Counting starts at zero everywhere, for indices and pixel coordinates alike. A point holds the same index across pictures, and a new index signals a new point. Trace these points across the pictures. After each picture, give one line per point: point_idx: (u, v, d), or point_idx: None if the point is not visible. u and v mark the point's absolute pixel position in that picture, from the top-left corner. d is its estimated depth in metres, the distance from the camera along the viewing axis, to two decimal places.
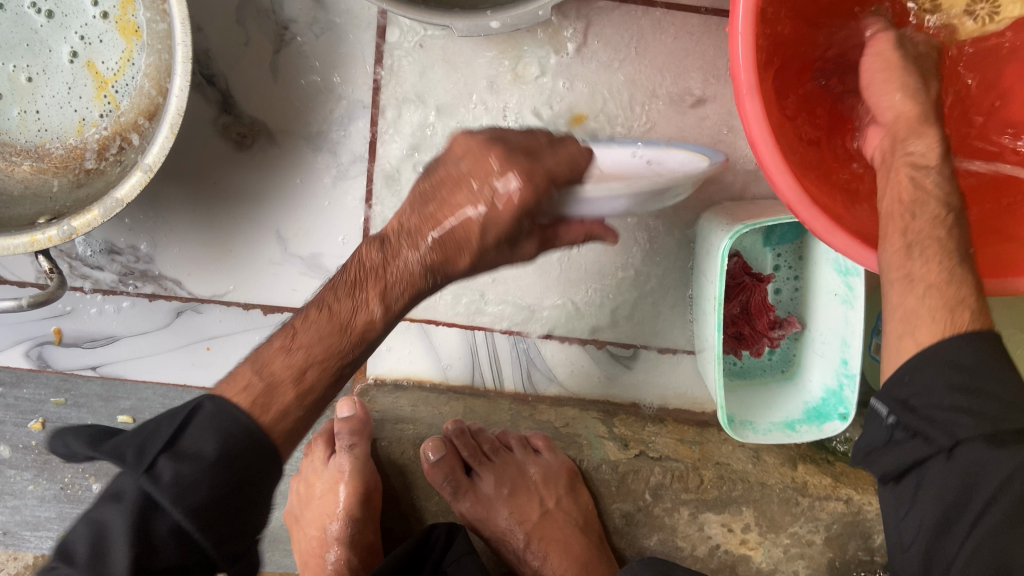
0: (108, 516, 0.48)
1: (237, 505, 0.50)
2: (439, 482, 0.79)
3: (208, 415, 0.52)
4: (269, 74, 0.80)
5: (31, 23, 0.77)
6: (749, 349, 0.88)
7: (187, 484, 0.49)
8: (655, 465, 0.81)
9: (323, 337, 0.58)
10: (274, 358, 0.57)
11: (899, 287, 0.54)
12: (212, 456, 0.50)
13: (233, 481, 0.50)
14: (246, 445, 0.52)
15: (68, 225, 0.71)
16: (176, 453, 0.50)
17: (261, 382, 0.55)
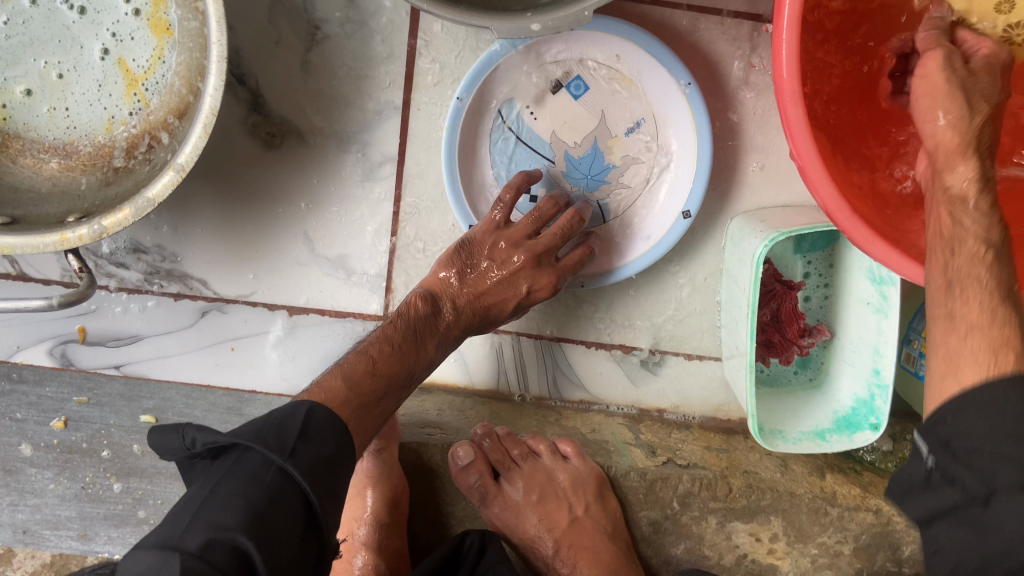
0: (255, 492, 0.51)
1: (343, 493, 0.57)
2: (468, 486, 0.78)
3: (319, 410, 0.58)
4: (301, 73, 0.80)
5: (64, 19, 0.76)
6: (778, 356, 0.87)
7: (321, 469, 0.54)
8: (683, 474, 0.81)
9: (392, 374, 0.67)
10: (364, 379, 0.65)
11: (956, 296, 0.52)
12: (333, 448, 0.56)
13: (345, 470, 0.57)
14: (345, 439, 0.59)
15: (99, 224, 0.70)
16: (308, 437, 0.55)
17: (355, 397, 0.62)
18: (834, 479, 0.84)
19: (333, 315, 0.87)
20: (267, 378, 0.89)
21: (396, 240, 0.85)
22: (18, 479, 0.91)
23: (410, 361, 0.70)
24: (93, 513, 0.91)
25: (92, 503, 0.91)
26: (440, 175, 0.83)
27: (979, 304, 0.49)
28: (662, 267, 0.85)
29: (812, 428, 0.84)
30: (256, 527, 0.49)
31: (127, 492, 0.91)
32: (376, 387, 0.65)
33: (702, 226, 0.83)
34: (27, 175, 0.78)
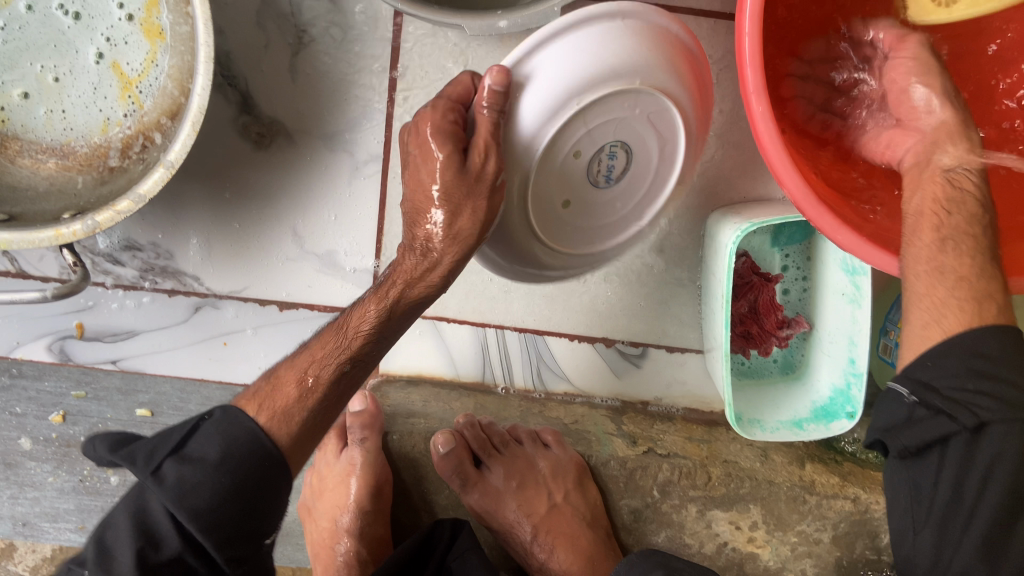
0: (147, 503, 0.54)
1: (240, 508, 0.54)
2: (448, 474, 0.80)
3: (215, 423, 0.57)
4: (289, 75, 0.83)
5: (59, 25, 0.79)
6: (758, 348, 0.88)
7: (188, 486, 0.53)
8: (662, 462, 0.83)
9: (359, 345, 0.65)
10: (286, 373, 0.63)
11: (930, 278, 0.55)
12: (215, 458, 0.54)
13: (232, 484, 0.54)
14: (249, 450, 0.56)
15: (92, 219, 0.73)
16: (182, 457, 0.54)
17: (264, 390, 0.62)
18: (813, 467, 0.85)
19: (322, 310, 0.89)
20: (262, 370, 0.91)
21: (382, 236, 0.87)
22: (18, 473, 0.94)
23: (378, 329, 0.65)
24: (91, 505, 0.94)
25: (90, 496, 0.94)
26: None
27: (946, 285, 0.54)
28: (644, 260, 0.86)
29: (790, 417, 0.85)
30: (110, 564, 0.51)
31: (125, 485, 0.94)
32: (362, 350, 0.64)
33: (681, 220, 0.85)
34: (25, 175, 0.81)
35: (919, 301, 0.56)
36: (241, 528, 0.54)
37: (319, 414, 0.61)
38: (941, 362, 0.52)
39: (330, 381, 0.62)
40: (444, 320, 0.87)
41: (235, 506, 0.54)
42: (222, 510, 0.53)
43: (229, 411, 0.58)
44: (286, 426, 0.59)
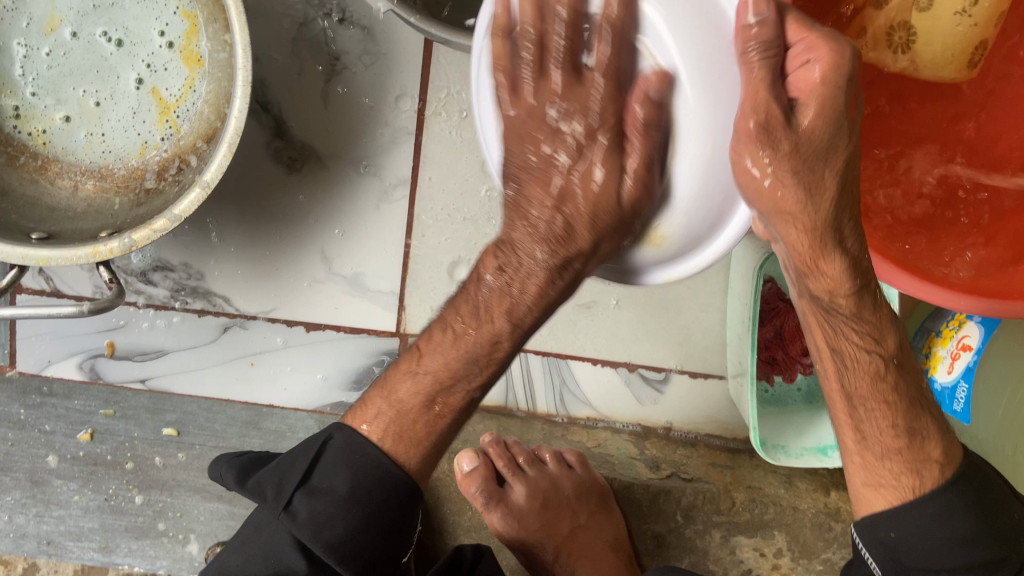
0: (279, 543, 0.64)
1: (375, 534, 0.61)
2: (472, 493, 0.81)
3: (337, 448, 0.61)
4: (321, 101, 0.85)
5: (102, 51, 0.83)
6: (783, 374, 0.88)
7: (322, 520, 0.60)
8: (687, 487, 0.87)
9: (445, 363, 0.60)
10: (403, 381, 0.62)
11: (852, 433, 0.62)
12: (344, 492, 0.60)
13: (364, 515, 0.60)
14: (372, 478, 0.60)
15: (129, 237, 0.75)
16: (311, 489, 0.61)
17: (391, 411, 0.61)
18: (839, 495, 0.87)
19: (348, 331, 0.91)
20: (287, 392, 0.93)
21: (407, 262, 0.89)
22: (43, 491, 0.94)
23: (450, 371, 0.60)
24: (115, 525, 0.95)
25: (114, 515, 0.95)
26: (450, 198, 0.87)
27: (876, 450, 0.61)
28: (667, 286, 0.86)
29: (815, 443, 0.84)
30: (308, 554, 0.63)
31: (149, 504, 0.95)
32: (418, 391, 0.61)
33: None
34: (64, 196, 0.83)
35: (871, 464, 0.61)
36: (373, 550, 0.61)
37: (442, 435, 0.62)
38: (899, 519, 0.59)
39: (458, 409, 0.62)
40: None
41: (368, 532, 0.60)
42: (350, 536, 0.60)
43: (347, 435, 0.61)
44: (400, 444, 0.61)
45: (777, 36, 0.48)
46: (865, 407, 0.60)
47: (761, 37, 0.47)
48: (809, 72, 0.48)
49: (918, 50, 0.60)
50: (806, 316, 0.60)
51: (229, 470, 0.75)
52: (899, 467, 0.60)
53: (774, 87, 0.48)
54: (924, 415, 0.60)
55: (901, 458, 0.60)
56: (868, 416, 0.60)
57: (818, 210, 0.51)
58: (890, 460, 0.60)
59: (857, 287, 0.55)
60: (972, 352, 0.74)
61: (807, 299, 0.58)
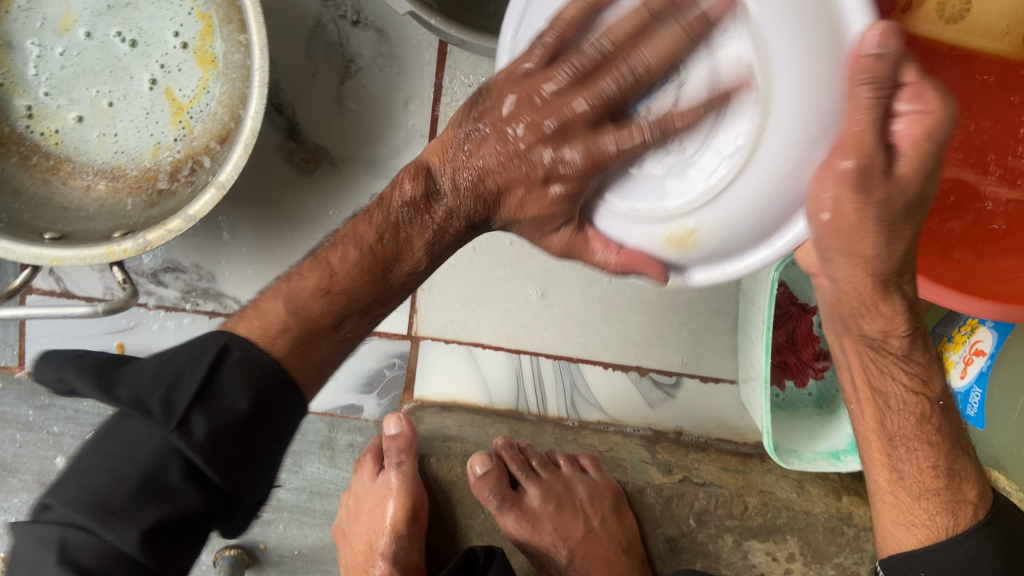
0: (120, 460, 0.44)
1: (250, 458, 0.45)
2: (486, 496, 0.81)
3: (236, 360, 0.46)
4: (335, 103, 0.85)
5: (116, 51, 0.82)
6: (794, 379, 0.88)
7: (221, 443, 0.44)
8: (699, 491, 0.85)
9: (356, 275, 0.52)
10: (305, 294, 0.52)
11: (890, 481, 0.61)
12: (244, 410, 0.45)
13: (249, 440, 0.45)
14: (271, 392, 0.46)
15: (143, 238, 0.75)
16: (208, 405, 0.44)
17: (296, 324, 0.50)
18: (851, 501, 0.86)
19: None
20: None
21: None
22: None
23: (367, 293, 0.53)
24: None
25: None
26: None
27: (913, 494, 0.60)
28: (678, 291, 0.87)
29: (827, 449, 0.83)
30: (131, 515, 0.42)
31: None
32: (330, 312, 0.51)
33: None
34: (75, 196, 0.83)
35: (902, 500, 0.61)
36: (246, 476, 0.45)
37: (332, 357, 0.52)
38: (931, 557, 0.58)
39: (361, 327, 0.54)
40: (479, 345, 0.89)
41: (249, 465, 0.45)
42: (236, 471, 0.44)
43: (241, 345, 0.46)
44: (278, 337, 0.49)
45: (892, 72, 0.37)
46: (902, 447, 0.59)
47: (871, 69, 0.37)
48: (912, 120, 0.38)
49: (971, 19, 0.58)
50: (850, 354, 0.58)
51: (47, 366, 0.47)
52: (936, 509, 0.59)
53: (879, 129, 0.38)
54: (960, 457, 0.60)
55: (935, 498, 0.59)
56: (911, 457, 0.59)
57: (890, 257, 0.44)
58: (927, 501, 0.59)
59: (911, 329, 0.53)
60: (986, 356, 0.74)
61: (855, 337, 0.55)
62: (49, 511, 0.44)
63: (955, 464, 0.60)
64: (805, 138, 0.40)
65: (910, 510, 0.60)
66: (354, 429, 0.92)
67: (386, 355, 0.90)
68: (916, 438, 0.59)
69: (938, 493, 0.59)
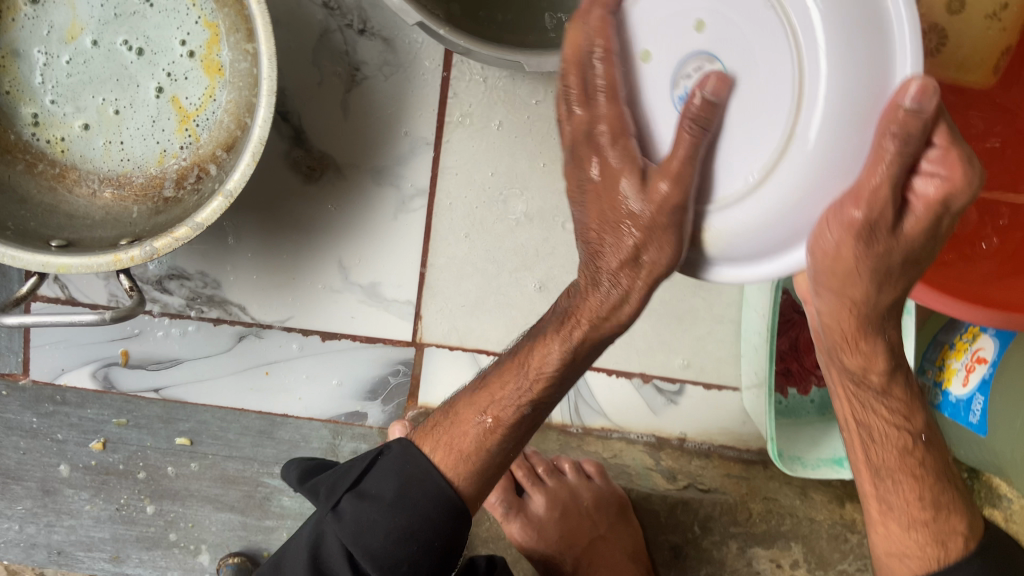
0: (320, 533, 0.63)
1: (414, 547, 0.60)
2: (493, 502, 0.82)
3: (391, 459, 0.63)
4: (341, 111, 0.85)
5: (122, 59, 0.83)
6: (797, 386, 0.88)
7: (365, 524, 0.60)
8: (703, 497, 0.87)
9: (511, 388, 0.60)
10: (467, 412, 0.62)
11: (881, 511, 0.65)
12: (390, 497, 0.61)
13: (405, 523, 0.60)
14: (423, 491, 0.61)
15: (151, 246, 0.75)
16: (359, 493, 0.62)
17: (450, 441, 0.62)
18: (853, 506, 0.87)
19: (364, 341, 0.90)
20: (302, 402, 0.92)
21: (425, 269, 0.89)
22: (55, 500, 0.94)
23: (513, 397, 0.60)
24: (128, 535, 0.95)
25: (126, 526, 0.94)
26: (468, 207, 0.87)
27: (903, 523, 0.64)
28: (684, 297, 0.87)
29: (830, 455, 0.85)
30: None
31: (161, 514, 0.95)
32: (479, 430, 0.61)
33: None
34: (82, 204, 0.83)
35: (895, 533, 0.65)
36: (410, 560, 0.60)
37: (494, 453, 0.61)
38: None
39: (510, 428, 0.61)
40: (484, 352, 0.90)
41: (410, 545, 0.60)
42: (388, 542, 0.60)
43: (403, 445, 0.63)
44: (451, 459, 0.61)
45: (923, 129, 0.41)
46: (892, 476, 0.64)
47: (904, 125, 0.40)
48: (929, 186, 0.43)
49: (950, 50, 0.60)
50: (836, 388, 0.63)
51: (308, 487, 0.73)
52: (925, 539, 0.63)
53: (897, 184, 0.43)
54: (948, 496, 0.63)
55: (923, 528, 0.63)
56: (897, 489, 0.64)
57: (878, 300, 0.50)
58: (917, 531, 0.63)
59: (891, 366, 0.58)
60: (988, 364, 0.76)
61: (839, 369, 0.60)
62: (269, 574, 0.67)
63: (946, 495, 0.63)
64: (830, 166, 0.44)
65: (902, 540, 0.64)
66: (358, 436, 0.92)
67: (391, 362, 0.91)
68: (901, 471, 0.63)
69: (926, 522, 0.63)
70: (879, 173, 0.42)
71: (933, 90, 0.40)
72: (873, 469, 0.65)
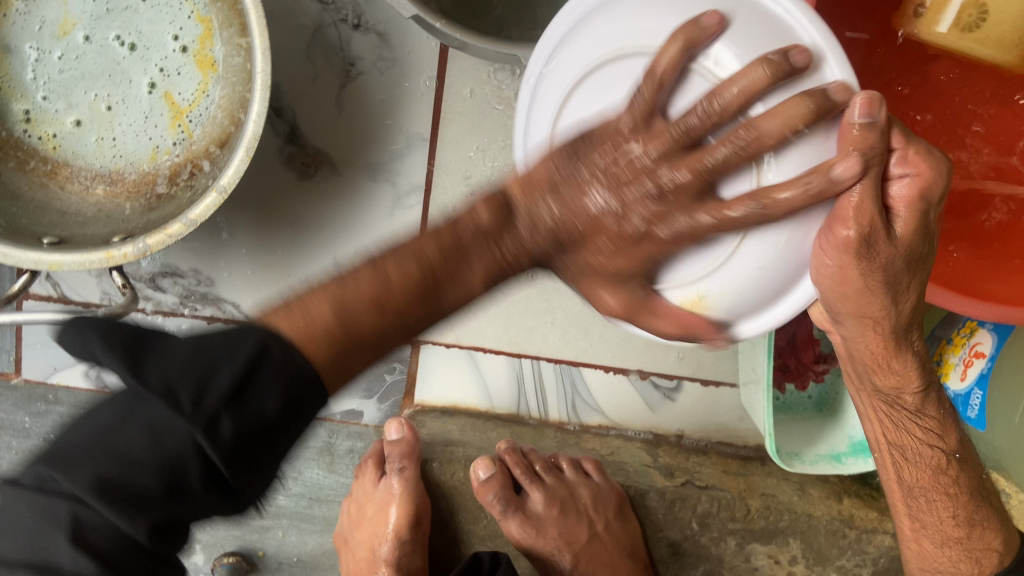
0: (137, 438, 0.39)
1: (264, 458, 0.41)
2: (490, 500, 0.80)
3: (273, 362, 0.41)
4: (335, 107, 0.85)
5: (115, 55, 0.82)
6: (794, 381, 0.88)
7: (244, 439, 0.39)
8: (702, 494, 0.85)
9: (397, 278, 0.44)
10: (322, 299, 0.44)
11: (914, 530, 0.72)
12: (274, 412, 0.40)
13: (273, 437, 0.41)
14: (296, 392, 0.41)
15: (144, 242, 0.74)
16: (238, 399, 0.39)
17: (330, 324, 0.43)
18: (851, 503, 0.86)
19: None
20: None
21: None
22: None
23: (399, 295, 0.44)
24: None
25: None
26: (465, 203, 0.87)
27: (938, 540, 0.71)
28: None
29: (829, 451, 0.84)
30: (142, 507, 0.39)
31: None
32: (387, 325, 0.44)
33: None
34: (74, 201, 0.83)
35: (934, 547, 0.71)
36: (264, 478, 0.41)
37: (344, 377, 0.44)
38: None
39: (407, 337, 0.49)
40: (479, 349, 0.88)
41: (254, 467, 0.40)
42: (255, 452, 0.40)
43: (274, 338, 0.41)
44: (331, 354, 0.43)
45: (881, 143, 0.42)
46: (925, 497, 0.69)
47: (863, 142, 0.42)
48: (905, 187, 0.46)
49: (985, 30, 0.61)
50: (867, 410, 0.66)
51: (73, 335, 0.41)
52: (960, 552, 0.70)
53: (878, 198, 0.44)
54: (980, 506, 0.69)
55: (958, 545, 0.70)
56: (930, 510, 0.70)
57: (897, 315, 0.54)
58: (950, 546, 0.70)
59: (922, 386, 0.62)
60: (988, 359, 0.75)
61: (872, 392, 0.64)
62: (49, 481, 0.40)
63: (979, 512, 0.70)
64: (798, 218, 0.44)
65: (942, 554, 0.71)
66: (352, 434, 0.92)
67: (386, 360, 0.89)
68: (934, 491, 0.69)
69: (960, 540, 0.70)
70: (856, 192, 0.44)
71: (878, 102, 0.42)
72: (914, 491, 0.70)
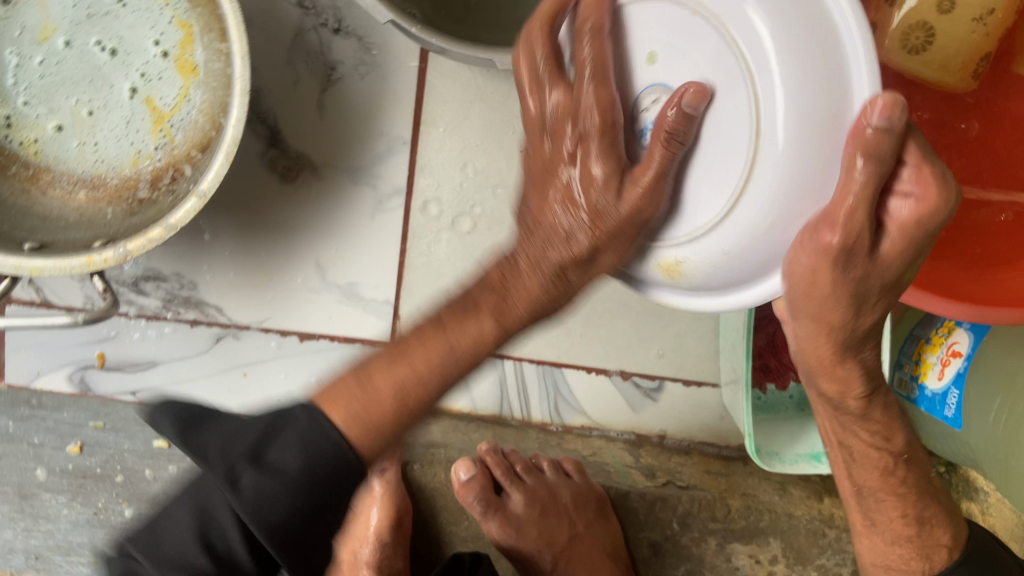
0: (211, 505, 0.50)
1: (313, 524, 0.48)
2: (470, 501, 0.81)
3: (300, 427, 0.48)
4: (316, 111, 0.85)
5: (96, 60, 0.82)
6: (775, 381, 0.89)
7: (266, 498, 0.46)
8: (682, 494, 0.88)
9: (434, 359, 0.50)
10: (380, 374, 0.51)
11: (865, 529, 0.72)
12: (297, 471, 0.47)
13: (312, 500, 0.47)
14: (331, 467, 0.48)
15: (124, 247, 0.74)
16: (265, 463, 0.47)
17: (363, 396, 0.50)
18: (833, 501, 0.87)
19: (343, 341, 0.90)
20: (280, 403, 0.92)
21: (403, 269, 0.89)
22: (33, 504, 0.93)
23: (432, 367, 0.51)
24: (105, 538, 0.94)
25: (103, 529, 0.94)
26: (446, 206, 0.87)
27: (887, 539, 0.70)
28: None
29: (808, 450, 0.84)
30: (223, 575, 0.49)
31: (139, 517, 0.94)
32: (401, 398, 0.50)
33: None
34: (55, 206, 0.83)
35: (883, 546, 0.71)
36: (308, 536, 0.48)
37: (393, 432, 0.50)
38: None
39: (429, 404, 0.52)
40: None
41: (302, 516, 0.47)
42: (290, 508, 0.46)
43: (312, 412, 0.49)
44: (363, 430, 0.49)
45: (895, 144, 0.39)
46: (874, 495, 0.69)
47: (873, 143, 0.39)
48: (904, 206, 0.43)
49: (932, 52, 0.56)
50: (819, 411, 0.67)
51: (156, 415, 0.54)
52: (911, 552, 0.69)
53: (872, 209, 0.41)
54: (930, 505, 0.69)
55: (908, 544, 0.69)
56: (881, 507, 0.70)
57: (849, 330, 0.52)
58: (900, 547, 0.69)
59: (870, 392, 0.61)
60: (964, 358, 0.76)
61: (823, 396, 0.63)
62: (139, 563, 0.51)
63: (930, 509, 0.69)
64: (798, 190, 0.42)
65: (892, 555, 0.70)
66: None
67: None
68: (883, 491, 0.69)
69: (910, 539, 0.69)
70: (859, 173, 0.40)
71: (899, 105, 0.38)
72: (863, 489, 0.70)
